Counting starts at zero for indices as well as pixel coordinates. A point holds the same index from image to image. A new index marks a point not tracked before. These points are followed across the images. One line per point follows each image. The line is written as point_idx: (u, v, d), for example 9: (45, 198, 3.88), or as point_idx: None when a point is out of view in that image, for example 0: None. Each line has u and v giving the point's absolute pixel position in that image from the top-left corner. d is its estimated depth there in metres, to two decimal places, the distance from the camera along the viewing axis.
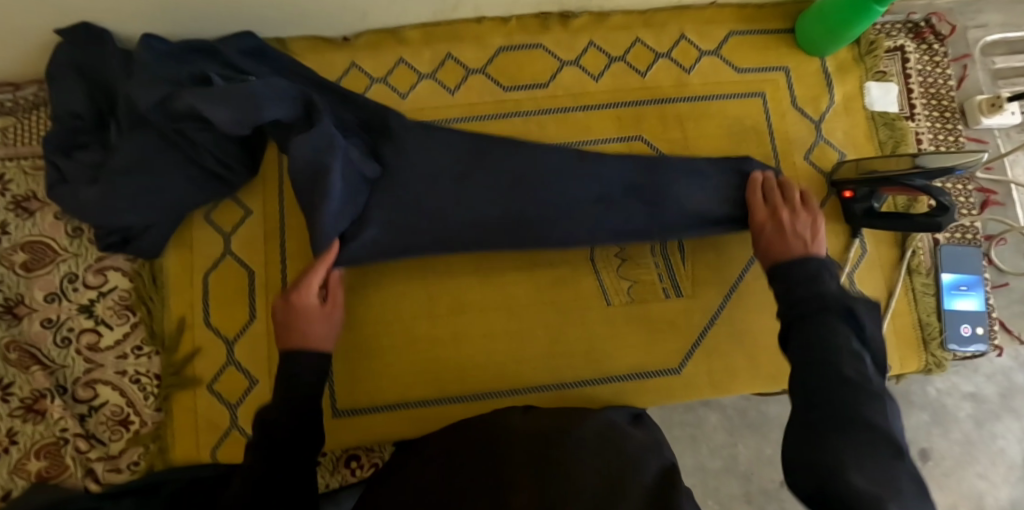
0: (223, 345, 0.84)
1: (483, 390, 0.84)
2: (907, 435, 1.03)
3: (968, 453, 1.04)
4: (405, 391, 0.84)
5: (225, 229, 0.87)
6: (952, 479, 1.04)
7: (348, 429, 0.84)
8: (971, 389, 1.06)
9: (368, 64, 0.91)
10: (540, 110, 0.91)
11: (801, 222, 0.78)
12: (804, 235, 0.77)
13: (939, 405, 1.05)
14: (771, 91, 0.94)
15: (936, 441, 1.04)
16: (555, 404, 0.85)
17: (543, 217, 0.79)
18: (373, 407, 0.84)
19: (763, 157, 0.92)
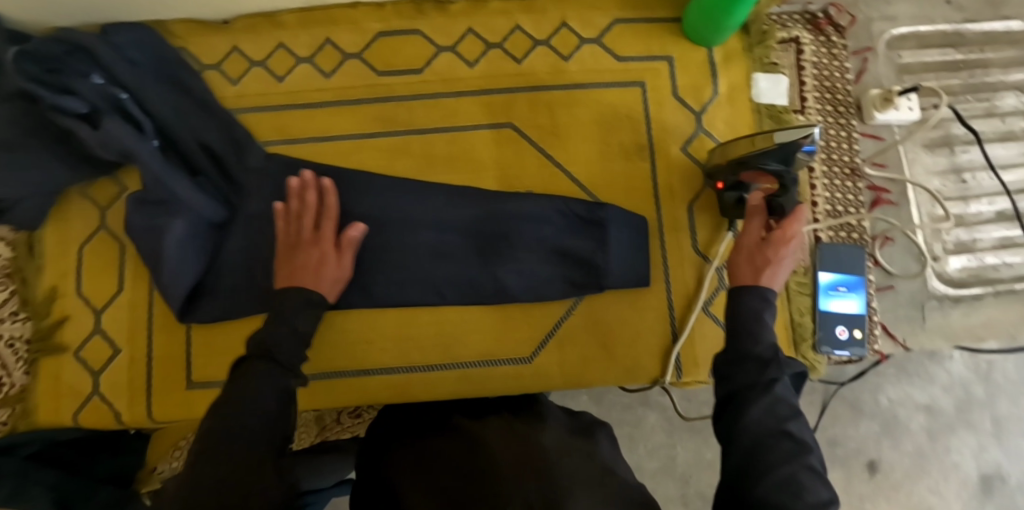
0: (91, 314, 0.88)
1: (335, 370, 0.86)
2: (853, 446, 1.00)
3: (919, 466, 0.99)
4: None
5: (100, 204, 0.90)
6: (902, 493, 0.99)
7: (201, 401, 0.86)
8: (926, 401, 1.00)
9: (248, 47, 0.93)
10: (412, 95, 0.91)
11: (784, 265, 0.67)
12: (776, 272, 0.66)
13: (891, 415, 1.00)
14: (651, 80, 0.92)
15: (886, 454, 0.99)
16: (403, 387, 0.85)
17: (377, 263, 0.85)
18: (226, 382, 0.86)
19: (637, 147, 0.90)
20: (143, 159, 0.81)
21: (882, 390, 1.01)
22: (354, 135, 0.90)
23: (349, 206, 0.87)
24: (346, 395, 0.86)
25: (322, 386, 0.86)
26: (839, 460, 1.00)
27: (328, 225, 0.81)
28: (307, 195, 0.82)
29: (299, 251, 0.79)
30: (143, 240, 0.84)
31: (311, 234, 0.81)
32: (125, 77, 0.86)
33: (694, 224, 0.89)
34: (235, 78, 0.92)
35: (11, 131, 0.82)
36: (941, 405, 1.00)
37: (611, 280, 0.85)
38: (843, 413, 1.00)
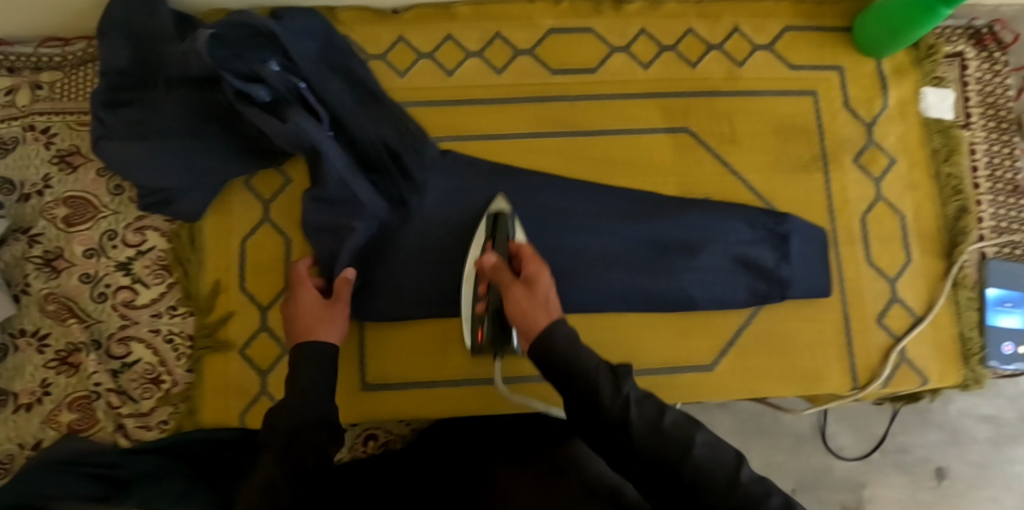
0: (257, 310, 0.85)
1: (508, 373, 0.85)
2: (920, 453, 1.11)
3: (982, 476, 1.10)
4: (442, 369, 0.85)
5: (264, 196, 0.87)
6: (965, 500, 1.09)
7: (378, 402, 0.84)
8: (992, 411, 1.12)
9: (415, 37, 0.90)
10: (586, 94, 0.89)
11: (544, 286, 0.68)
12: (547, 299, 0.67)
13: (957, 424, 1.11)
14: (823, 90, 0.92)
15: (952, 461, 1.10)
16: None
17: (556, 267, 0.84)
18: (411, 383, 0.84)
19: (812, 158, 0.90)
20: (329, 155, 0.78)
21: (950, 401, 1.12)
22: (529, 134, 0.88)
23: (532, 206, 0.85)
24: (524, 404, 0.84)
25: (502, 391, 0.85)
26: (906, 467, 1.10)
27: (501, 274, 0.71)
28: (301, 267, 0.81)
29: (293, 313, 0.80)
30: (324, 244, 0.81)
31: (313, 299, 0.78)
32: (305, 67, 0.82)
33: (866, 236, 0.90)
34: (402, 70, 0.89)
35: (188, 116, 0.80)
36: (1006, 414, 1.12)
37: (791, 291, 0.86)
38: (911, 421, 1.12)
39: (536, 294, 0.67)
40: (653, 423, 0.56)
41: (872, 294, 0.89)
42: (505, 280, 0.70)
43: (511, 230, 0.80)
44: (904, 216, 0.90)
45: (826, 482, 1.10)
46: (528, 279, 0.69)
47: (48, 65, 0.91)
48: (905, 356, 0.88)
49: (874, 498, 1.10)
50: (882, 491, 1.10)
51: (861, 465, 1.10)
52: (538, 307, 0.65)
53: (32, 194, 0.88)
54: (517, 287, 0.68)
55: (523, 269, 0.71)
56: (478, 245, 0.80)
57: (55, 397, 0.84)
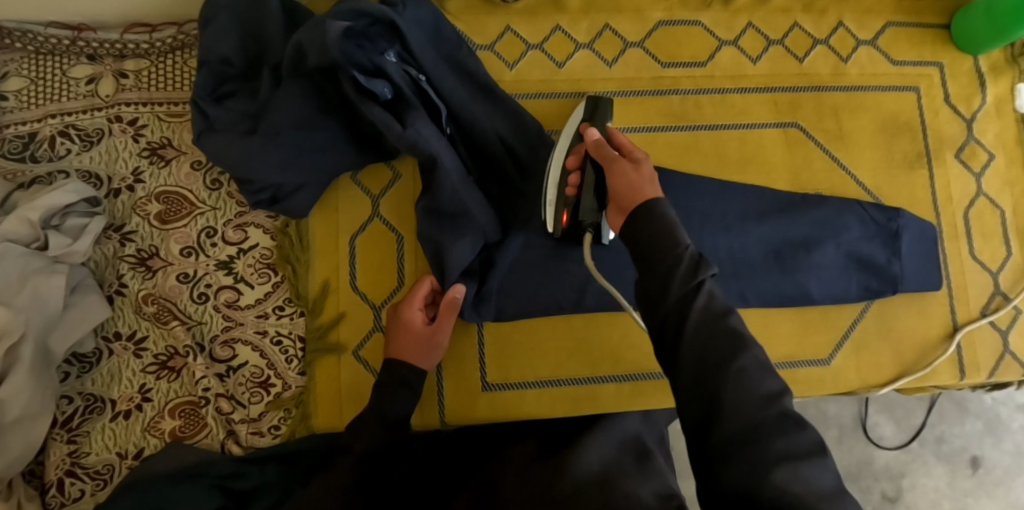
0: (371, 310, 0.81)
1: (633, 370, 0.83)
2: (959, 443, 1.16)
3: (1018, 463, 1.16)
4: (560, 368, 0.83)
5: (373, 191, 0.84)
6: (1002, 488, 1.15)
7: (500, 403, 0.81)
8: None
9: (524, 29, 0.88)
10: (697, 89, 0.89)
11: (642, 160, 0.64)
12: (648, 174, 0.62)
13: (994, 414, 1.17)
14: (925, 87, 0.93)
15: (988, 451, 1.16)
16: None
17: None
18: (529, 383, 0.82)
19: (916, 154, 0.91)
20: (448, 168, 0.75)
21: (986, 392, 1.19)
22: (643, 129, 0.87)
23: None
24: (642, 402, 0.83)
25: (619, 389, 0.83)
26: (946, 457, 1.16)
27: (603, 151, 0.67)
28: (420, 289, 0.77)
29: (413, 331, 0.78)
30: (448, 251, 0.76)
31: (414, 324, 0.76)
32: (424, 59, 0.79)
33: (970, 230, 0.91)
34: (512, 62, 0.87)
35: (306, 111, 0.76)
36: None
37: (905, 286, 0.86)
38: (949, 411, 1.17)
39: (640, 168, 0.62)
40: (711, 318, 0.52)
41: (976, 287, 0.90)
42: (606, 158, 0.66)
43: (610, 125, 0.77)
44: (1004, 211, 0.92)
45: (867, 472, 1.15)
46: (631, 157, 0.65)
47: (134, 53, 0.86)
48: (1008, 347, 0.89)
49: (913, 488, 1.15)
50: (921, 481, 1.15)
51: (901, 454, 1.15)
52: (646, 179, 0.61)
53: (121, 189, 0.83)
54: (623, 162, 0.64)
55: (625, 152, 0.67)
56: (568, 137, 0.77)
57: (155, 403, 0.80)
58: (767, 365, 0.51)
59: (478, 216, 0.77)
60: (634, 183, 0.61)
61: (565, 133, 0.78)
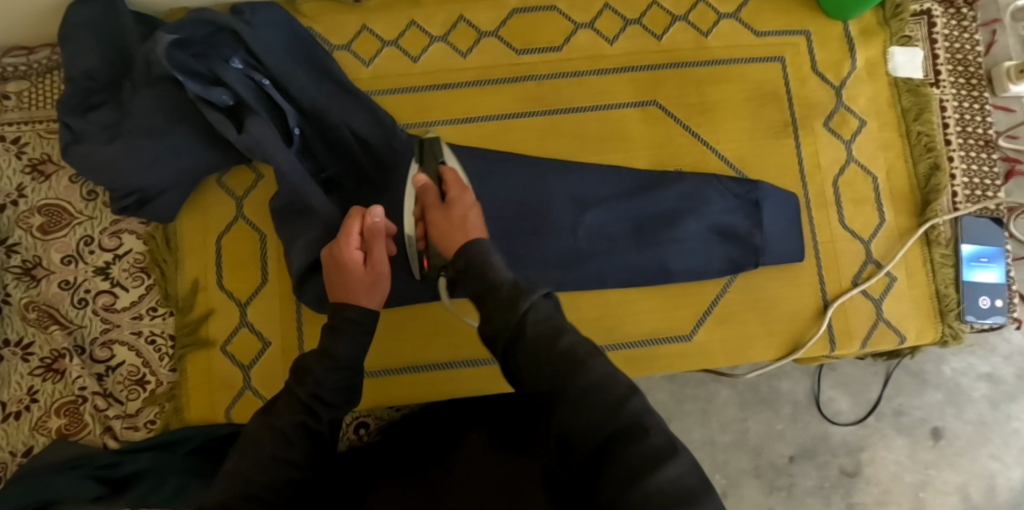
0: (235, 308, 0.85)
1: (497, 352, 0.86)
2: (919, 415, 1.09)
3: (980, 433, 1.09)
4: (422, 354, 0.86)
5: (237, 193, 0.87)
6: (965, 459, 1.08)
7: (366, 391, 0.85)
8: (987, 370, 1.11)
9: (378, 26, 0.90)
10: (554, 73, 0.89)
11: (461, 202, 0.64)
12: (464, 218, 0.62)
13: (954, 385, 1.10)
14: (791, 56, 0.92)
15: (949, 421, 1.09)
16: None
17: (532, 241, 0.84)
18: (395, 370, 0.86)
19: (782, 125, 0.90)
20: (281, 168, 0.78)
21: (945, 360, 1.12)
22: (496, 116, 0.88)
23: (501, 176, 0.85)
24: (505, 382, 0.86)
25: (481, 373, 0.86)
26: (905, 429, 1.10)
27: (422, 194, 0.68)
28: (351, 222, 0.67)
29: (345, 276, 0.66)
30: (294, 246, 0.80)
31: (358, 267, 0.66)
32: (269, 62, 0.83)
33: (839, 198, 0.89)
34: (367, 59, 0.90)
35: (158, 115, 0.79)
36: (1003, 373, 1.11)
37: (766, 258, 0.86)
38: (907, 383, 1.11)
39: (451, 216, 0.63)
40: (542, 337, 0.47)
41: (847, 256, 0.88)
42: (428, 196, 0.67)
43: (441, 154, 0.78)
44: (877, 177, 0.90)
45: (825, 447, 1.09)
46: (448, 201, 0.65)
47: (14, 75, 0.91)
48: (883, 315, 0.88)
49: (872, 462, 1.09)
50: (882, 455, 1.09)
51: (859, 429, 1.09)
52: (463, 219, 0.62)
53: (6, 204, 0.88)
54: (435, 211, 0.65)
55: (448, 190, 0.67)
56: (421, 175, 0.74)
57: (42, 403, 0.84)
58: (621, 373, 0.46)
59: (322, 211, 0.79)
60: (449, 247, 0.60)
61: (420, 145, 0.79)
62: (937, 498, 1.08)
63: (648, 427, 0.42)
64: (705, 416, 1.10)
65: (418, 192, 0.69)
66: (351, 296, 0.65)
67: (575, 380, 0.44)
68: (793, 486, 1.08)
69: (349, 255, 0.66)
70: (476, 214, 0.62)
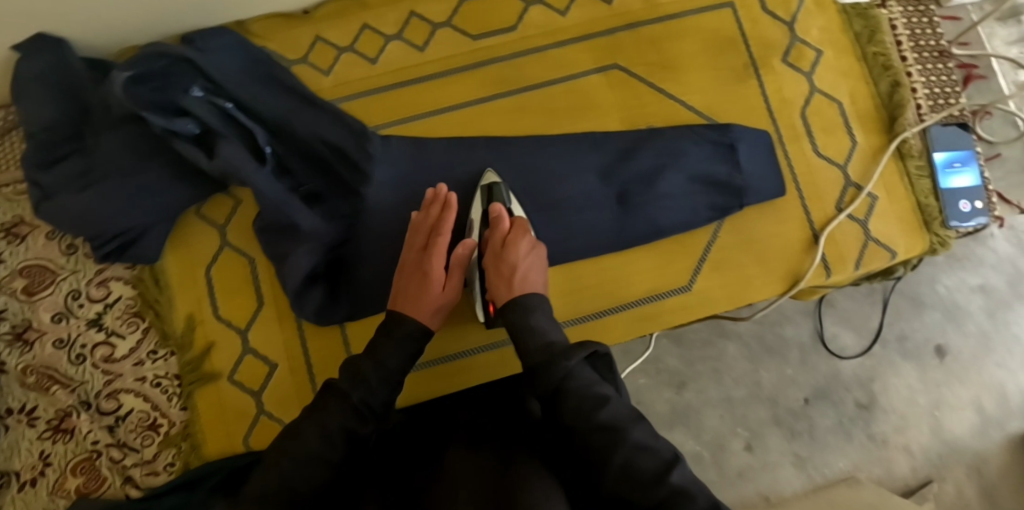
0: (236, 335, 0.84)
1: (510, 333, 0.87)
2: (920, 336, 1.13)
3: (985, 345, 1.13)
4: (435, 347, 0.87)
5: (218, 221, 0.86)
6: (973, 372, 1.12)
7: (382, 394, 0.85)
8: (981, 282, 1.14)
9: (332, 35, 0.90)
10: (515, 53, 0.90)
11: (516, 255, 0.78)
12: (524, 270, 0.77)
13: (951, 302, 1.13)
14: (739, 0, 0.93)
15: (951, 337, 1.12)
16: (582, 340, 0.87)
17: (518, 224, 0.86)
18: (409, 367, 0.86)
19: (743, 67, 0.92)
20: (259, 190, 0.78)
21: (938, 280, 1.15)
22: (466, 104, 0.89)
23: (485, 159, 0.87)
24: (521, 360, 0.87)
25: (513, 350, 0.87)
26: (911, 355, 1.13)
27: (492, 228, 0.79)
28: (434, 208, 0.80)
29: (407, 278, 0.78)
30: (291, 259, 0.79)
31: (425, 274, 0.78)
32: (228, 85, 0.83)
33: (809, 129, 0.91)
34: (326, 69, 0.89)
35: (125, 159, 0.79)
36: (993, 283, 1.14)
37: (749, 198, 0.87)
38: (905, 308, 1.14)
39: (504, 267, 0.77)
40: (595, 405, 0.59)
41: (827, 184, 0.90)
42: (495, 244, 0.79)
43: (505, 199, 0.83)
44: (841, 103, 0.92)
45: (837, 384, 1.12)
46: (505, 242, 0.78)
47: None
48: (870, 234, 0.89)
49: (886, 390, 1.12)
50: (893, 382, 1.12)
51: (866, 361, 1.12)
52: (502, 283, 0.76)
53: None
54: (501, 259, 0.78)
55: (508, 228, 0.79)
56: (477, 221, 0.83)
57: (56, 465, 0.83)
58: (648, 446, 0.56)
59: (307, 226, 0.79)
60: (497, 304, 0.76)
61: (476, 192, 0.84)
62: (951, 414, 1.12)
63: (642, 448, 0.56)
64: (718, 373, 1.11)
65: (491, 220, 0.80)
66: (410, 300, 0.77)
67: (586, 424, 0.58)
68: (814, 429, 1.11)
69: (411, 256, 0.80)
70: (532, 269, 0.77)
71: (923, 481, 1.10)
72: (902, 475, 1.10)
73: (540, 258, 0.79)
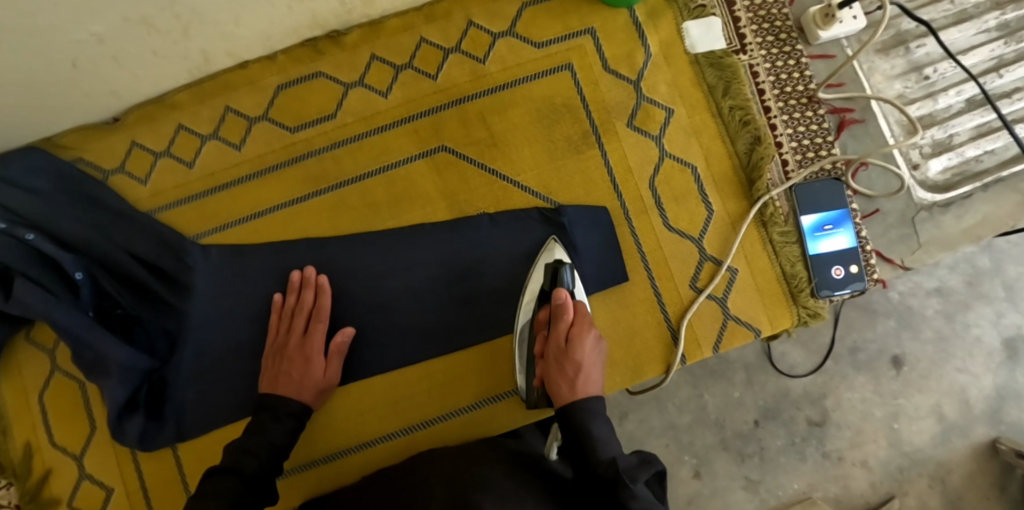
0: (73, 461, 0.84)
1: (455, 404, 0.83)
2: (875, 348, 0.98)
3: (943, 350, 0.98)
4: (386, 420, 0.83)
5: (47, 346, 0.85)
6: (933, 379, 0.98)
7: (324, 470, 0.83)
8: (936, 285, 0.99)
9: (146, 139, 0.86)
10: (332, 144, 0.85)
11: (584, 354, 0.73)
12: (589, 373, 0.73)
13: (905, 307, 0.98)
14: (577, 60, 0.85)
15: (909, 346, 0.98)
16: (493, 420, 0.83)
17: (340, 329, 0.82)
18: (355, 444, 0.83)
19: (582, 136, 0.85)
20: (64, 324, 0.76)
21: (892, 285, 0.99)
22: (286, 203, 0.85)
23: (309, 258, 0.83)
24: (460, 435, 0.83)
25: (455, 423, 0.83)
26: (866, 366, 0.98)
27: (559, 325, 0.75)
28: (306, 293, 0.81)
29: (287, 354, 0.78)
30: (106, 391, 0.78)
31: (302, 351, 0.78)
32: (32, 213, 0.80)
33: (658, 199, 0.84)
34: (144, 176, 0.86)
35: None
36: (950, 284, 0.99)
37: (588, 287, 0.81)
38: (856, 317, 0.98)
39: (568, 368, 0.73)
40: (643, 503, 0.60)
41: (679, 260, 0.83)
42: (559, 344, 0.74)
43: (570, 282, 0.78)
44: (695, 165, 0.84)
45: (787, 403, 0.97)
46: (572, 345, 0.74)
47: None
48: (730, 312, 0.82)
49: (840, 406, 0.97)
50: (848, 396, 0.98)
51: (818, 378, 0.98)
52: (587, 381, 0.72)
53: None
54: (561, 361, 0.73)
55: (576, 326, 0.75)
56: (533, 295, 0.80)
57: None
58: None
59: (117, 356, 0.78)
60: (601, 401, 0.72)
61: (537, 266, 0.80)
62: (911, 424, 0.97)
63: None
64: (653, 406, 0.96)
65: (557, 320, 0.75)
66: (289, 380, 0.77)
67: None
68: (765, 451, 0.97)
69: (298, 333, 0.79)
70: (594, 371, 0.73)
71: (885, 497, 0.96)
72: (861, 493, 0.96)
73: (603, 359, 0.76)
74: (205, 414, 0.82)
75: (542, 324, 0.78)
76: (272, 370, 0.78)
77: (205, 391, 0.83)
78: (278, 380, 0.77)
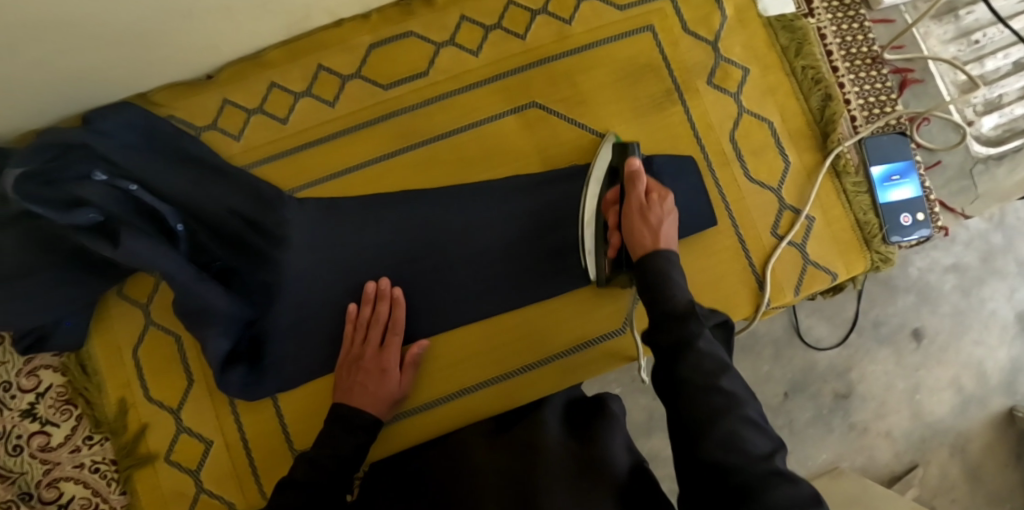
0: (170, 415, 0.84)
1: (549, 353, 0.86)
2: (895, 321, 1.02)
3: (960, 324, 1.02)
4: (483, 370, 0.86)
5: (141, 300, 0.85)
6: (951, 352, 1.02)
7: (422, 421, 0.85)
8: (952, 261, 1.03)
9: (239, 96, 0.87)
10: (423, 101, 0.88)
11: (660, 209, 0.75)
12: (666, 225, 0.74)
13: (924, 283, 1.02)
14: (659, 22, 0.90)
15: (927, 320, 1.02)
16: (588, 364, 0.86)
17: (437, 279, 0.85)
18: (451, 395, 0.85)
19: (665, 94, 0.89)
20: (171, 274, 0.75)
21: (909, 261, 1.03)
22: (379, 158, 0.87)
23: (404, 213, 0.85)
24: (557, 380, 0.86)
25: (551, 369, 0.86)
26: (887, 340, 1.02)
27: (633, 187, 0.77)
28: (381, 306, 0.81)
29: (363, 366, 0.79)
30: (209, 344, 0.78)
31: (377, 364, 0.79)
32: (131, 165, 0.79)
33: (738, 152, 0.88)
34: (237, 133, 0.87)
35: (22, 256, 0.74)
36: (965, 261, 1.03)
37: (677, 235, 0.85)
38: (877, 293, 1.02)
39: (650, 219, 0.74)
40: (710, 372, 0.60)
41: (760, 209, 0.87)
42: (637, 199, 0.76)
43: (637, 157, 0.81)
44: (772, 121, 0.89)
45: (812, 377, 1.01)
46: (647, 203, 0.76)
47: None
48: (809, 258, 0.87)
49: (863, 378, 1.01)
50: (869, 369, 1.02)
51: (843, 351, 1.01)
52: (666, 232, 0.73)
53: None
54: (638, 212, 0.75)
55: (651, 192, 0.78)
56: (600, 179, 0.82)
57: None
58: (757, 425, 0.58)
59: (222, 307, 0.78)
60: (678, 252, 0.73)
61: (604, 148, 0.84)
62: (931, 395, 1.02)
63: (755, 426, 0.58)
64: None
65: (630, 185, 0.78)
66: (367, 392, 0.77)
67: (708, 382, 0.59)
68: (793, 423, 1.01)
69: (374, 348, 0.80)
70: (670, 225, 0.74)
71: (909, 466, 1.00)
72: (886, 463, 1.01)
73: (677, 224, 0.77)
74: (306, 364, 0.84)
75: (612, 202, 0.81)
76: (347, 383, 0.78)
77: (305, 342, 0.84)
78: (354, 390, 0.77)
